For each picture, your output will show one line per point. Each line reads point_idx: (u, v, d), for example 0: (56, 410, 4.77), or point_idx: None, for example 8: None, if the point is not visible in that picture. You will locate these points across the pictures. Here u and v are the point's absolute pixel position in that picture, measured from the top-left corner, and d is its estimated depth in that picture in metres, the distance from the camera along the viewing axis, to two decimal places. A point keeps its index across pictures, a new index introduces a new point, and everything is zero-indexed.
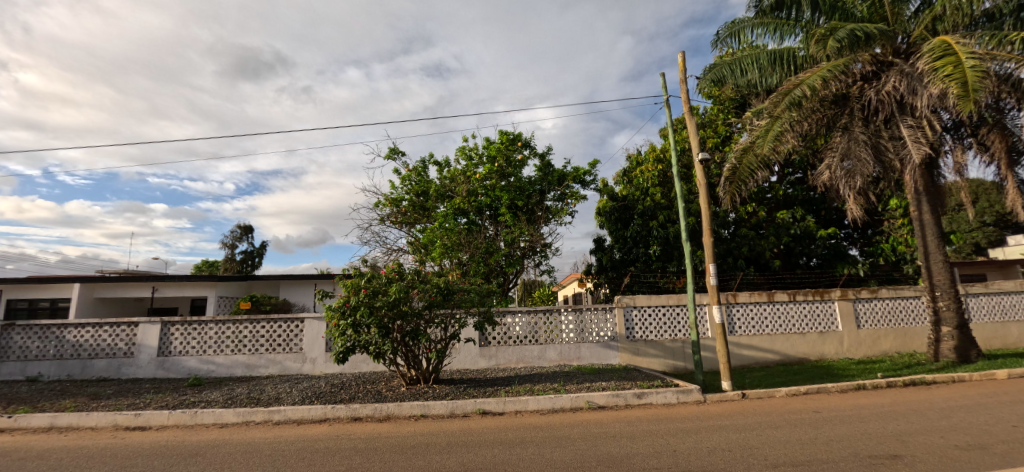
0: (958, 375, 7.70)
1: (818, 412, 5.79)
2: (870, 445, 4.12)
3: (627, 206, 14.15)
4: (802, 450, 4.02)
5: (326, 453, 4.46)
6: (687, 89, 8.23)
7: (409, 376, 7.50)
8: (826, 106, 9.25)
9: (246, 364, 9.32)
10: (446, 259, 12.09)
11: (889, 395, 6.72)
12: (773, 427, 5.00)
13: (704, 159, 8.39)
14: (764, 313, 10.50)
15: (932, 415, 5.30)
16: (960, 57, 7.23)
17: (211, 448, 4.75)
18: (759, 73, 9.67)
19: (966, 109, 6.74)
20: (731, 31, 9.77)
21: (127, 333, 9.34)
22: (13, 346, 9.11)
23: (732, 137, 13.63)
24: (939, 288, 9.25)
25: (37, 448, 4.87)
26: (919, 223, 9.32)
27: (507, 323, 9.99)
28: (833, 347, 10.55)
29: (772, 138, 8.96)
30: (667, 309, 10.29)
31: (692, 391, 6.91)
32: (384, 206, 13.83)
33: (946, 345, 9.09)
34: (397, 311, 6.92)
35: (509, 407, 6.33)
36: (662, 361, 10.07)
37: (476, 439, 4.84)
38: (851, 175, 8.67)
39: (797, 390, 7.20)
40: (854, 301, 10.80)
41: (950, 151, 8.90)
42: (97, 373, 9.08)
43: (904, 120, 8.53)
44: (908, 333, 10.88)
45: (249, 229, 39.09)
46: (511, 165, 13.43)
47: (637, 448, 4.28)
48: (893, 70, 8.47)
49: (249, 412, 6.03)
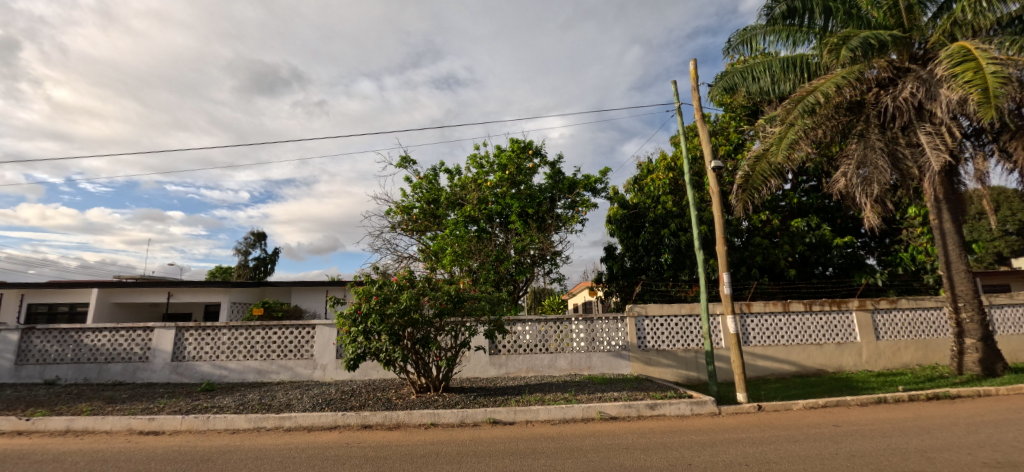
0: (985, 389, 7.46)
1: (838, 426, 5.65)
2: (894, 460, 4.00)
3: (638, 215, 14.07)
4: (823, 465, 3.91)
5: (338, 460, 4.44)
6: (698, 97, 8.17)
7: (420, 384, 7.47)
8: (841, 113, 9.11)
9: (259, 369, 9.40)
10: (457, 266, 12.04)
11: (913, 410, 6.53)
12: (791, 441, 4.88)
13: (717, 167, 8.11)
14: (779, 324, 10.30)
15: (959, 430, 5.14)
16: (981, 63, 7.05)
17: (223, 454, 4.74)
18: (772, 80, 9.59)
19: (987, 118, 6.63)
20: (743, 38, 9.71)
21: (143, 338, 9.43)
22: (33, 350, 9.27)
23: (745, 144, 13.57)
24: (962, 298, 8.99)
25: (53, 451, 4.90)
26: (940, 231, 9.07)
27: (517, 331, 9.90)
28: (851, 359, 10.32)
29: (786, 146, 8.80)
30: (679, 319, 10.16)
31: (706, 402, 6.78)
32: (395, 213, 13.92)
33: (970, 357, 8.82)
34: (408, 319, 6.88)
35: (519, 416, 6.25)
36: (674, 371, 9.93)
37: (488, 450, 4.78)
38: (867, 183, 8.51)
39: (815, 402, 7.04)
40: (873, 312, 10.56)
41: (971, 158, 8.67)
42: (113, 377, 9.20)
43: (922, 126, 8.41)
44: (930, 345, 10.60)
45: (261, 236, 39.59)
46: (522, 173, 13.42)
47: (651, 461, 4.19)
48: (910, 76, 8.33)
49: (260, 419, 6.04)
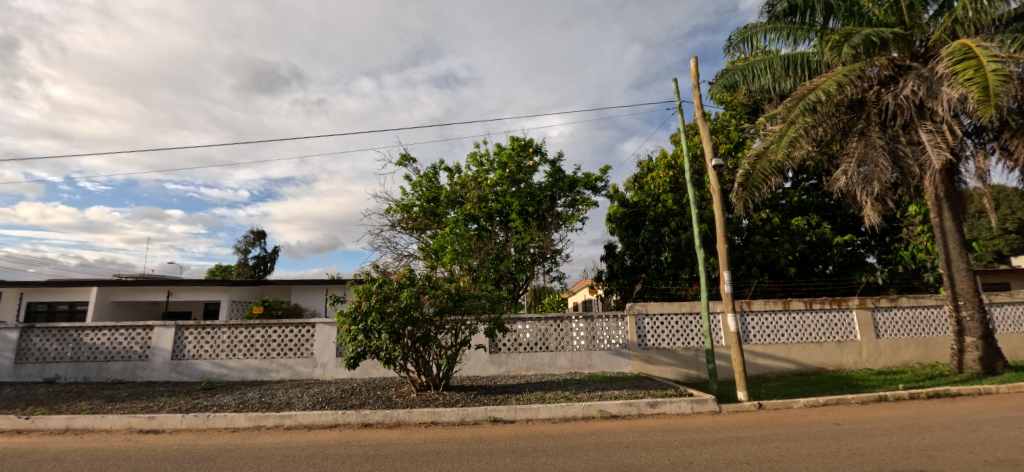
0: (986, 388, 7.46)
1: (838, 424, 5.65)
2: (895, 459, 3.99)
3: (638, 213, 13.98)
4: (823, 464, 3.90)
5: (338, 459, 4.43)
6: (699, 95, 8.14)
7: (420, 383, 7.46)
8: (841, 111, 9.09)
9: (259, 368, 9.38)
10: (457, 264, 12.03)
11: (914, 408, 6.52)
12: (791, 439, 4.88)
13: (717, 165, 8.07)
14: (779, 322, 10.29)
15: (960, 428, 5.13)
16: (982, 61, 7.04)
17: (222, 453, 4.74)
18: (772, 78, 9.56)
19: (987, 116, 6.62)
20: (743, 36, 9.67)
21: (142, 337, 9.42)
22: (33, 349, 9.26)
23: (745, 142, 13.56)
24: (962, 296, 8.99)
25: (53, 450, 4.89)
26: (941, 230, 9.06)
27: (517, 330, 9.89)
28: (851, 357, 10.32)
29: (786, 144, 8.76)
30: (680, 317, 10.15)
31: (707, 401, 6.78)
32: (395, 211, 13.89)
33: (970, 355, 8.82)
34: (408, 317, 6.88)
35: (520, 415, 6.25)
36: (674, 369, 9.93)
37: (488, 448, 4.77)
38: (868, 181, 8.50)
39: (815, 401, 7.04)
40: (873, 310, 10.55)
41: (972, 156, 8.66)
42: (113, 375, 9.19)
43: (923, 125, 8.40)
44: (930, 343, 10.60)
45: (261, 234, 39.55)
46: (522, 171, 13.39)
47: (651, 460, 4.19)
48: (911, 74, 8.31)
49: (260, 417, 6.04)
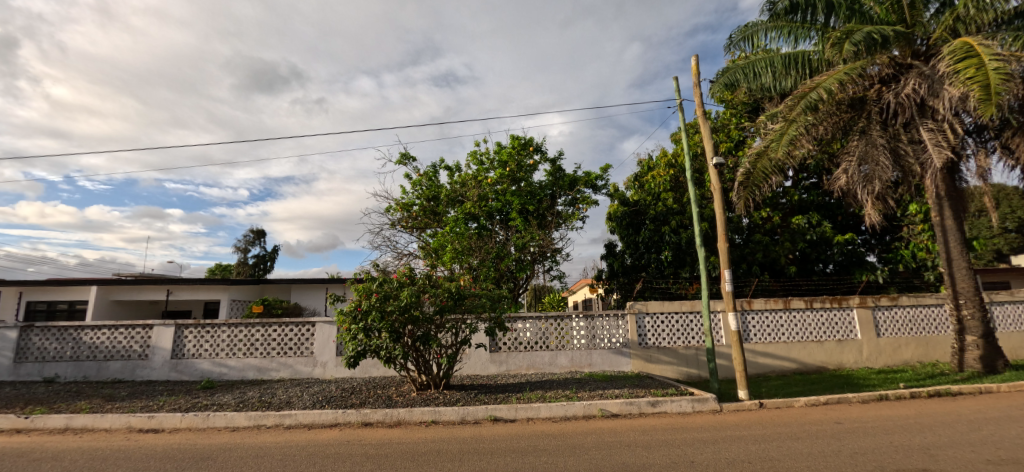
0: (986, 386, 7.45)
1: (840, 423, 5.64)
2: (897, 457, 3.98)
3: (639, 212, 13.89)
4: (825, 463, 3.89)
5: (338, 458, 4.42)
6: (700, 93, 8.12)
7: (420, 382, 7.45)
8: (842, 110, 9.07)
9: (259, 367, 9.36)
10: (457, 263, 12.02)
11: (915, 407, 6.51)
12: (793, 438, 4.87)
13: (718, 163, 8.03)
14: (780, 321, 10.28)
15: (961, 427, 5.12)
16: (983, 59, 7.02)
17: (222, 452, 4.72)
18: (773, 76, 9.54)
19: (987, 114, 6.61)
20: (744, 35, 9.65)
21: (142, 336, 9.41)
22: (32, 348, 9.24)
23: (745, 141, 13.54)
24: (962, 295, 8.98)
25: (52, 449, 4.88)
26: (941, 228, 9.04)
27: (517, 329, 9.87)
28: (852, 356, 10.31)
29: (787, 142, 8.73)
30: (680, 316, 10.13)
31: (708, 400, 6.77)
32: (395, 210, 13.85)
33: (971, 354, 8.81)
34: (408, 316, 6.86)
35: (520, 414, 6.24)
36: (675, 368, 9.92)
37: (488, 447, 4.75)
38: (869, 180, 8.48)
39: (816, 399, 7.03)
40: (873, 309, 10.54)
41: (973, 155, 8.64)
42: (112, 375, 9.17)
43: (924, 123, 8.39)
44: (930, 342, 10.59)
45: (261, 232, 39.52)
46: (522, 170, 13.36)
47: (653, 458, 4.18)
48: (912, 73, 8.29)
49: (260, 416, 6.02)
